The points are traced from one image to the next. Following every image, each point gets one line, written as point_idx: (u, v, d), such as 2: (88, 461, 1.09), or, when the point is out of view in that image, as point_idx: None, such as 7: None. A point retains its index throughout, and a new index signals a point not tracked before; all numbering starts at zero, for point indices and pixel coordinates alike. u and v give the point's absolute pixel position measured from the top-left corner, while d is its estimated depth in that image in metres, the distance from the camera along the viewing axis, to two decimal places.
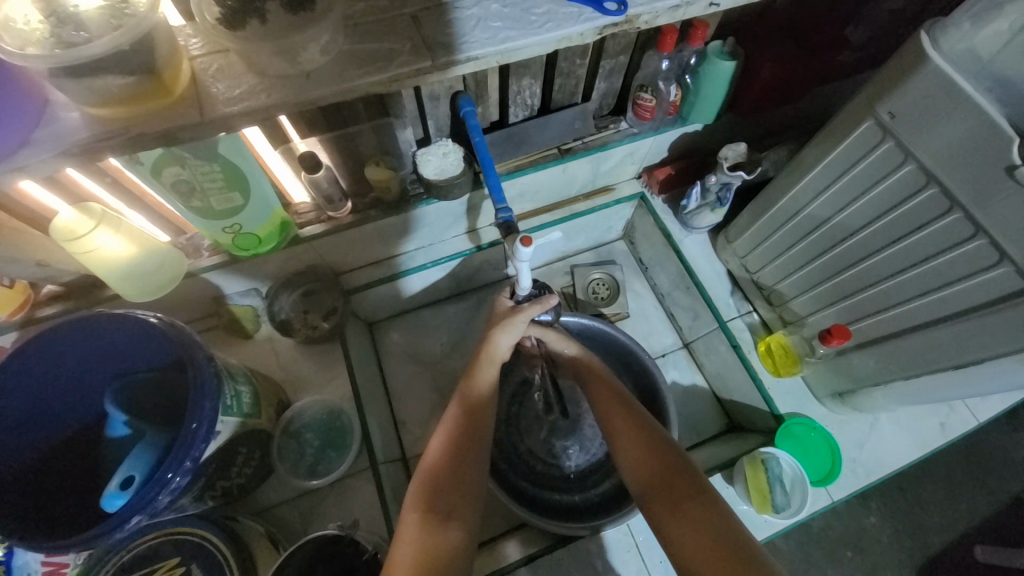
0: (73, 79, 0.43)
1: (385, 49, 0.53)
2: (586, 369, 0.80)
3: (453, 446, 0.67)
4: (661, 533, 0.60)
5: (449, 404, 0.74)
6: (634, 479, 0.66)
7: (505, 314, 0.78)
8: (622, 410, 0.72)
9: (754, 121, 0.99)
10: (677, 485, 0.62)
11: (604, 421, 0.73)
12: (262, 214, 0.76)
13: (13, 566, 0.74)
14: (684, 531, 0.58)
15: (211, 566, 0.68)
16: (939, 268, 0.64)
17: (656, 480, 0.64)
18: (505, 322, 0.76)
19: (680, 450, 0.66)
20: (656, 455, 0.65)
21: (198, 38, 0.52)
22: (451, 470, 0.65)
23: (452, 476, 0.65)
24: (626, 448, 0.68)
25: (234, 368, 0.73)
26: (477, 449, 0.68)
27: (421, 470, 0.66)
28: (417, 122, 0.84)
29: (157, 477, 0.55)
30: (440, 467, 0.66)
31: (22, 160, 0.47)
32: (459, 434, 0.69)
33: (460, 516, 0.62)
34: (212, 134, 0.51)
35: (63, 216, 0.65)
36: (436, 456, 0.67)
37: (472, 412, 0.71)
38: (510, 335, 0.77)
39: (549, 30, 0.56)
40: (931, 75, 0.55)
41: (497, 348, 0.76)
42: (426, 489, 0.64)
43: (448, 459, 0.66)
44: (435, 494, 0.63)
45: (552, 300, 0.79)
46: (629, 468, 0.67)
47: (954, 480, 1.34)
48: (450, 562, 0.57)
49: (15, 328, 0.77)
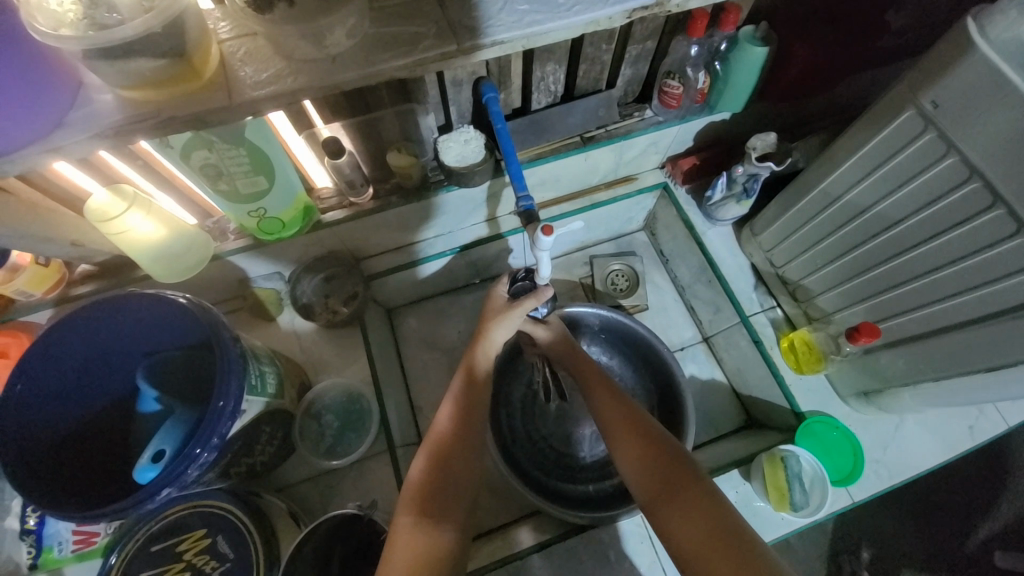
0: (106, 62, 0.44)
1: (409, 33, 0.52)
2: (579, 362, 0.79)
3: (446, 442, 0.68)
4: (661, 529, 0.59)
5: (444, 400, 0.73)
6: (632, 474, 0.65)
7: (498, 307, 0.78)
8: (620, 405, 0.71)
9: (784, 109, 0.96)
10: (675, 477, 0.61)
11: (599, 413, 0.73)
12: (286, 198, 0.77)
13: (44, 535, 0.79)
14: (686, 528, 0.57)
15: (236, 539, 0.71)
16: (978, 266, 0.61)
17: (656, 476, 0.63)
18: (500, 317, 0.76)
19: (681, 447, 0.65)
20: (656, 451, 0.65)
21: (227, 21, 0.52)
22: (445, 467, 0.66)
23: (448, 473, 0.66)
24: (622, 441, 0.67)
25: (258, 349, 0.75)
26: (472, 443, 0.69)
27: (419, 462, 0.67)
28: (439, 108, 0.83)
29: (186, 452, 0.57)
30: (437, 461, 0.66)
31: (56, 141, 0.48)
32: (459, 426, 0.70)
33: (454, 514, 0.63)
34: (239, 118, 0.52)
35: (96, 197, 0.67)
36: (434, 449, 0.68)
37: (468, 402, 0.72)
38: (507, 329, 0.77)
39: (577, 14, 0.54)
40: (979, 63, 0.52)
41: (492, 341, 0.76)
42: (423, 488, 0.64)
43: (445, 453, 0.67)
44: (435, 492, 0.64)
45: (547, 291, 0.77)
46: (625, 461, 0.66)
47: (979, 485, 1.30)
48: (442, 563, 0.58)
49: (51, 306, 0.80)
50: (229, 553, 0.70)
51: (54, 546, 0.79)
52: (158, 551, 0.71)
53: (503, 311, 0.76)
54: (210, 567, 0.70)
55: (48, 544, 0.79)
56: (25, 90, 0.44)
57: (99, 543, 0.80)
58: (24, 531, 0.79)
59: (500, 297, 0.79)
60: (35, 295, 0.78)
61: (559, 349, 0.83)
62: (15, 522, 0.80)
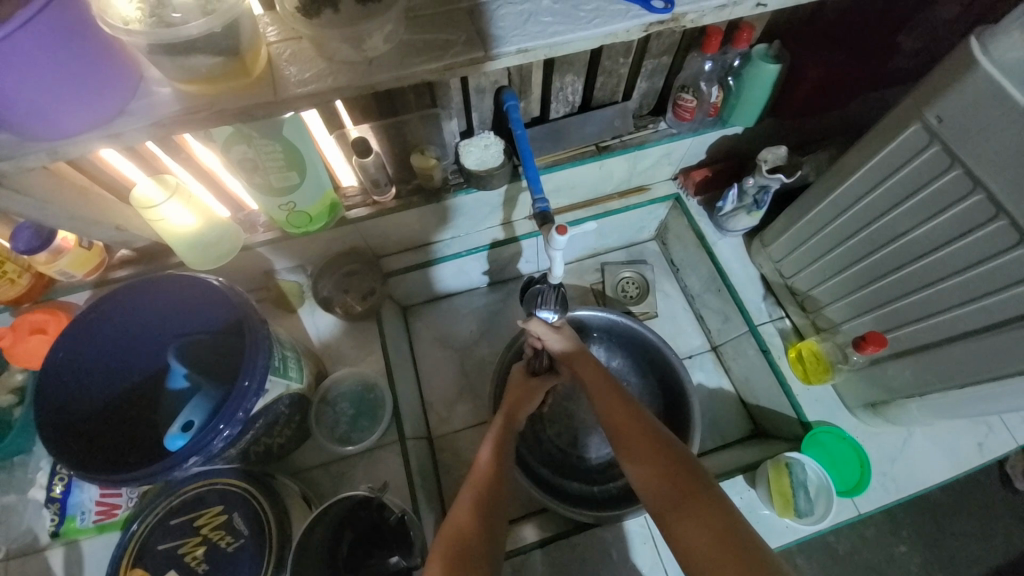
0: (169, 57, 0.48)
1: (441, 40, 0.56)
2: (585, 372, 0.79)
3: (483, 488, 0.67)
4: (679, 548, 0.57)
5: (480, 447, 0.74)
6: (648, 490, 0.63)
7: (524, 378, 0.86)
8: (631, 420, 0.70)
9: (796, 126, 0.98)
10: (683, 483, 0.61)
11: (609, 426, 0.72)
12: (316, 194, 0.81)
13: (68, 504, 0.82)
14: (700, 540, 0.55)
15: (251, 515, 0.73)
16: (982, 275, 0.63)
17: (669, 489, 0.61)
18: (528, 394, 0.84)
19: (692, 457, 0.64)
20: (667, 463, 0.63)
21: (275, 26, 0.57)
22: (486, 511, 0.65)
23: (490, 515, 0.65)
24: (635, 457, 0.66)
25: (281, 335, 0.78)
26: (507, 481, 0.70)
27: (460, 509, 0.65)
28: (462, 114, 0.88)
29: (212, 425, 0.61)
30: (477, 502, 0.65)
31: (118, 128, 0.53)
32: (496, 466, 0.70)
33: (480, 562, 0.60)
34: (282, 112, 0.56)
35: (141, 186, 0.71)
36: (474, 493, 0.66)
37: (501, 447, 0.74)
38: (532, 401, 0.84)
39: (596, 26, 0.58)
40: (981, 82, 0.54)
41: (522, 404, 0.82)
42: (457, 533, 0.62)
43: (481, 494, 0.66)
44: (467, 540, 0.61)
45: (531, 324, 0.79)
46: (638, 473, 0.65)
47: (992, 511, 1.28)
48: None
49: (90, 287, 0.85)
50: (244, 530, 0.73)
51: (77, 515, 0.82)
52: (177, 525, 0.73)
53: (527, 383, 0.84)
54: (224, 543, 0.72)
55: (71, 513, 0.82)
56: (95, 78, 0.48)
57: (119, 516, 0.82)
58: (50, 499, 0.82)
59: (520, 371, 0.88)
60: (76, 277, 0.83)
61: (564, 359, 0.83)
62: (41, 492, 0.84)
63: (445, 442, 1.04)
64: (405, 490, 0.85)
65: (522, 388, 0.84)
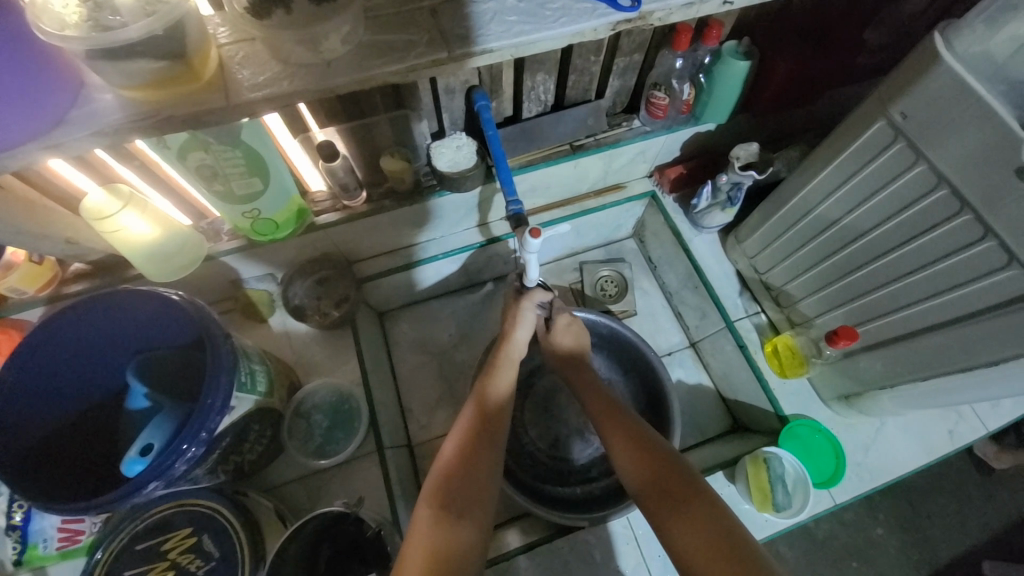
0: (109, 62, 0.45)
1: (403, 41, 0.54)
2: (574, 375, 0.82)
3: (468, 442, 0.68)
4: (665, 539, 0.56)
5: (465, 404, 0.75)
6: (636, 483, 0.63)
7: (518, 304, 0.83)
8: (623, 421, 0.70)
9: (768, 123, 0.99)
10: (676, 488, 0.59)
11: (601, 424, 0.72)
12: (281, 200, 0.78)
13: (30, 531, 0.78)
14: (687, 533, 0.55)
15: (221, 538, 0.71)
16: (948, 269, 0.64)
17: (658, 483, 0.61)
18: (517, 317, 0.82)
19: (682, 459, 0.64)
20: (657, 461, 0.63)
21: (226, 27, 0.54)
22: (472, 463, 0.66)
23: (474, 468, 0.65)
24: (624, 454, 0.66)
25: (249, 348, 0.75)
26: (504, 418, 0.74)
27: (444, 466, 0.66)
28: (432, 115, 0.85)
29: (173, 447, 0.58)
30: (462, 458, 0.66)
31: (58, 138, 0.49)
32: (483, 420, 0.71)
33: (471, 511, 0.61)
34: (235, 118, 0.53)
35: (91, 197, 0.67)
36: (462, 445, 0.68)
37: (488, 402, 0.74)
38: (526, 328, 0.83)
39: (563, 25, 0.57)
40: (943, 79, 0.55)
41: (513, 341, 0.82)
42: (441, 483, 0.63)
43: (466, 450, 0.67)
44: (453, 487, 0.63)
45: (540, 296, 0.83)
46: (626, 468, 0.65)
47: (964, 492, 1.32)
48: (463, 559, 0.56)
49: (43, 303, 0.81)
50: (214, 552, 0.70)
51: (39, 543, 0.78)
52: (144, 550, 0.71)
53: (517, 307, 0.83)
54: (194, 566, 0.70)
55: (33, 541, 0.78)
56: (32, 88, 0.45)
57: (84, 541, 0.79)
58: (9, 527, 0.78)
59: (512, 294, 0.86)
60: (27, 292, 0.79)
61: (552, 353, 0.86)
62: None
63: (426, 449, 1.03)
64: (384, 500, 0.84)
65: (521, 339, 0.83)
